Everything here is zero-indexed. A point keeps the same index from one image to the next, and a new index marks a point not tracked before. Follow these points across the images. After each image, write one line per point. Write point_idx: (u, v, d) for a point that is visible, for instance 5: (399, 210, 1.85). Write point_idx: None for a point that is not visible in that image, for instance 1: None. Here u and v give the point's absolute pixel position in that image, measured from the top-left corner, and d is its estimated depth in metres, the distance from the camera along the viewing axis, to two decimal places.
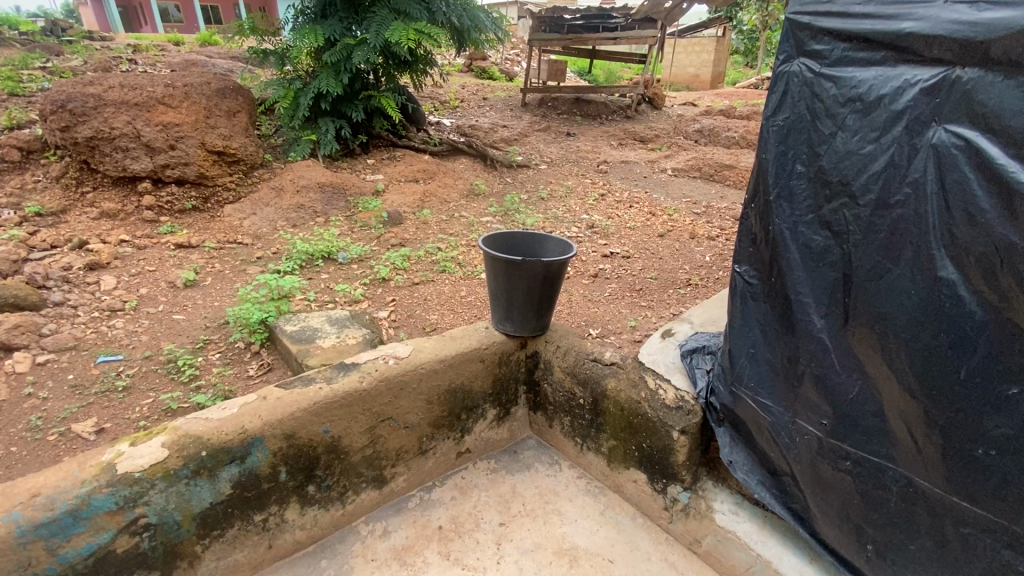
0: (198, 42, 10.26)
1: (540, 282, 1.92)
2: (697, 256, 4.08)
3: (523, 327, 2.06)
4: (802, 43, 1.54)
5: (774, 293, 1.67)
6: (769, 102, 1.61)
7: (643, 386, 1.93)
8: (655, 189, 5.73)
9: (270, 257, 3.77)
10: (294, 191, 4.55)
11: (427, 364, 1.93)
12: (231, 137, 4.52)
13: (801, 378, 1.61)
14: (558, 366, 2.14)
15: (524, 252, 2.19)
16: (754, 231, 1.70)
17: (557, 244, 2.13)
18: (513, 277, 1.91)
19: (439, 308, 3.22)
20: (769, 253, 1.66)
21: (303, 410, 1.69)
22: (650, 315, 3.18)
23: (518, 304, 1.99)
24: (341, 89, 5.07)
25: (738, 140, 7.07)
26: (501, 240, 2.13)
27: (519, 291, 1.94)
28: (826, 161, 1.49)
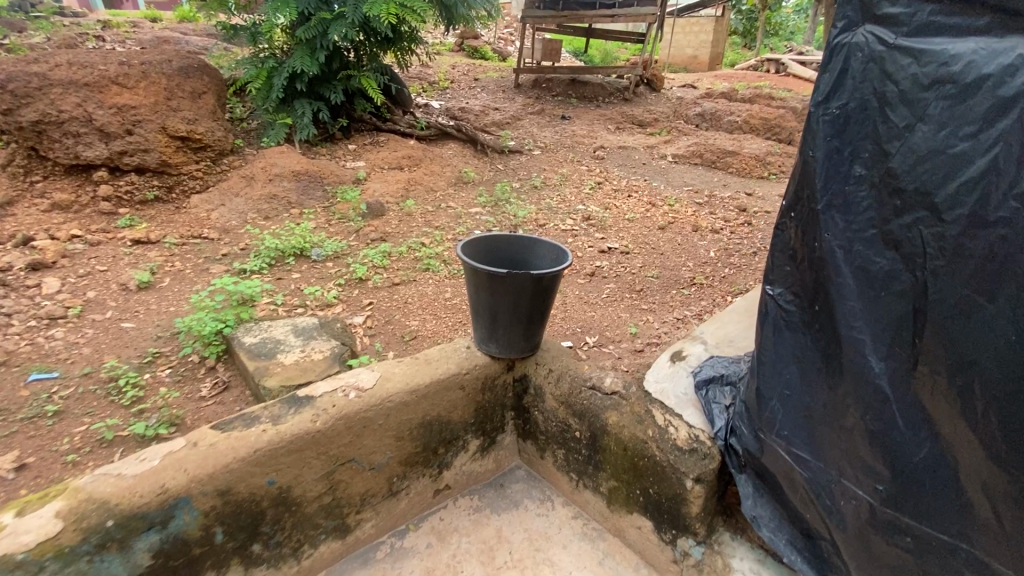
0: (176, 17, 9.77)
1: (531, 296, 1.63)
2: (700, 251, 3.80)
3: (510, 350, 1.76)
4: (871, 7, 1.26)
5: (816, 321, 1.41)
6: (822, 84, 1.34)
7: (651, 422, 1.68)
8: (655, 176, 5.42)
9: (237, 253, 3.45)
10: (267, 179, 4.21)
11: (396, 397, 1.67)
12: (196, 121, 4.16)
13: (851, 430, 1.35)
14: (549, 393, 1.89)
15: (511, 258, 1.90)
16: (793, 247, 1.45)
17: (550, 249, 1.84)
18: (498, 291, 1.62)
19: (421, 312, 2.93)
20: (812, 275, 1.41)
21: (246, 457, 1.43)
22: (652, 320, 2.91)
23: (504, 324, 1.69)
24: (317, 68, 4.70)
25: (741, 124, 6.77)
26: (483, 246, 1.85)
27: (505, 308, 1.64)
28: (898, 161, 1.23)
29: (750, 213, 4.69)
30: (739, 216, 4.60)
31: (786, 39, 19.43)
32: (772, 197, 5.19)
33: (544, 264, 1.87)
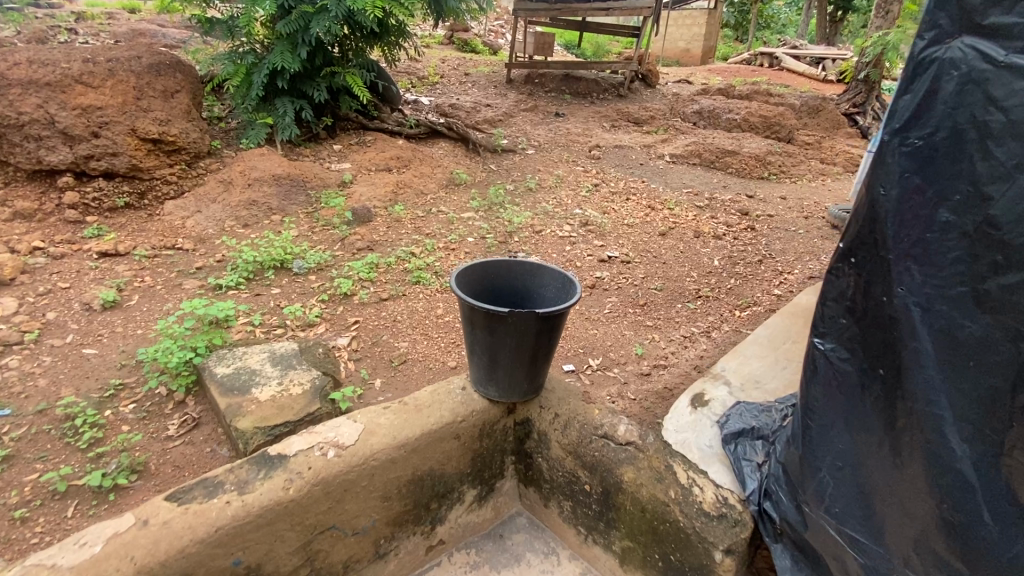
0: (154, 9, 9.39)
1: (535, 336, 1.44)
2: (703, 259, 3.63)
3: (511, 394, 1.56)
4: (974, 17, 1.08)
5: (879, 386, 1.29)
6: (907, 109, 1.18)
7: (674, 481, 1.55)
8: (653, 177, 5.24)
9: (213, 266, 3.22)
10: (246, 184, 3.96)
11: (380, 456, 1.51)
12: (169, 122, 3.88)
13: (920, 515, 1.24)
14: (555, 440, 1.73)
15: (510, 285, 1.72)
16: (852, 297, 1.32)
17: (555, 277, 1.66)
18: (497, 330, 1.43)
19: (411, 331, 2.73)
20: (872, 336, 1.29)
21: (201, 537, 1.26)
22: (658, 338, 2.73)
23: (504, 366, 1.49)
24: (298, 64, 4.44)
25: (740, 122, 6.59)
26: (480, 274, 1.66)
27: (505, 349, 1.45)
28: (998, 210, 1.09)
29: (752, 216, 4.53)
30: (741, 220, 4.43)
31: (778, 33, 19.29)
32: (774, 199, 5.03)
33: (549, 293, 1.68)
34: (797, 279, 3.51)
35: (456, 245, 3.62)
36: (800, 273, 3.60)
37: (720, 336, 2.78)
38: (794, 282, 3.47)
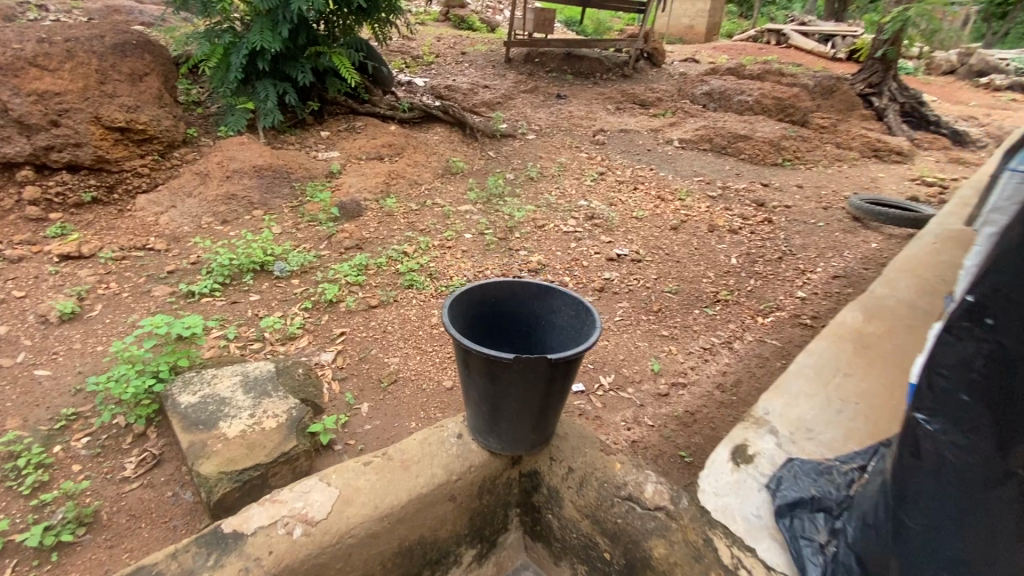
0: None
1: (546, 385, 1.19)
2: (720, 257, 3.36)
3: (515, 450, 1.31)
4: None
5: (1017, 485, 0.99)
6: None
7: (712, 558, 1.31)
8: (662, 164, 4.93)
9: (186, 269, 2.94)
10: (224, 176, 3.66)
11: (359, 530, 1.32)
12: (139, 108, 3.61)
13: None
14: (570, 499, 1.50)
15: (514, 309, 1.47)
16: (985, 369, 1.00)
17: (568, 302, 1.41)
18: (500, 378, 1.17)
19: (402, 344, 2.46)
20: (1011, 420, 0.98)
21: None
22: (675, 351, 2.48)
23: (507, 420, 1.24)
24: (280, 44, 4.09)
25: (752, 105, 6.25)
26: (478, 300, 1.41)
27: (508, 400, 1.20)
28: None
29: (769, 207, 4.24)
30: (757, 211, 4.15)
31: (785, 9, 18.67)
32: (790, 188, 4.74)
33: (561, 320, 1.43)
34: (821, 278, 3.24)
35: (452, 242, 3.33)
36: (823, 271, 3.33)
37: (743, 347, 2.53)
38: (818, 282, 3.20)
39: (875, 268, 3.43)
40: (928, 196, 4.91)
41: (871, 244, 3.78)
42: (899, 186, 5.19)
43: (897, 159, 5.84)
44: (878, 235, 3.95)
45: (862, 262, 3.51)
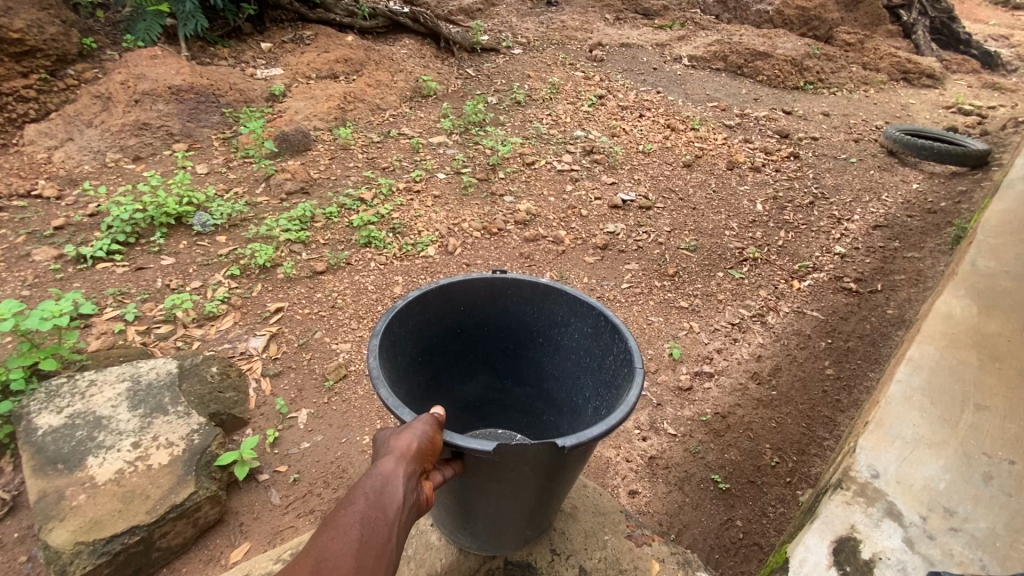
0: None
1: (537, 475, 1.03)
2: (744, 203, 2.82)
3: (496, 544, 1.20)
4: None
5: None
6: None
7: None
8: (670, 86, 4.22)
9: (80, 223, 2.32)
10: (131, 101, 2.91)
11: None
12: (11, 10, 2.92)
13: None
14: None
15: (506, 313, 1.39)
16: None
17: (579, 316, 1.31)
18: (474, 473, 1.02)
19: (356, 326, 1.95)
20: None
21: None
22: (697, 329, 2.01)
23: (484, 515, 1.11)
24: None
25: (772, 16, 5.45)
26: (462, 308, 1.34)
27: (492, 490, 1.05)
28: None
29: (794, 139, 3.64)
30: (780, 145, 3.56)
31: None
32: (815, 116, 4.10)
33: (570, 335, 1.35)
34: (861, 228, 2.74)
35: (422, 184, 2.71)
36: (862, 219, 2.82)
37: (779, 323, 2.06)
38: (858, 233, 2.70)
39: (920, 215, 2.93)
40: (965, 126, 4.33)
41: (912, 186, 3.26)
42: (933, 114, 4.58)
43: (929, 83, 5.17)
44: (917, 174, 3.42)
45: (904, 208, 3.01)
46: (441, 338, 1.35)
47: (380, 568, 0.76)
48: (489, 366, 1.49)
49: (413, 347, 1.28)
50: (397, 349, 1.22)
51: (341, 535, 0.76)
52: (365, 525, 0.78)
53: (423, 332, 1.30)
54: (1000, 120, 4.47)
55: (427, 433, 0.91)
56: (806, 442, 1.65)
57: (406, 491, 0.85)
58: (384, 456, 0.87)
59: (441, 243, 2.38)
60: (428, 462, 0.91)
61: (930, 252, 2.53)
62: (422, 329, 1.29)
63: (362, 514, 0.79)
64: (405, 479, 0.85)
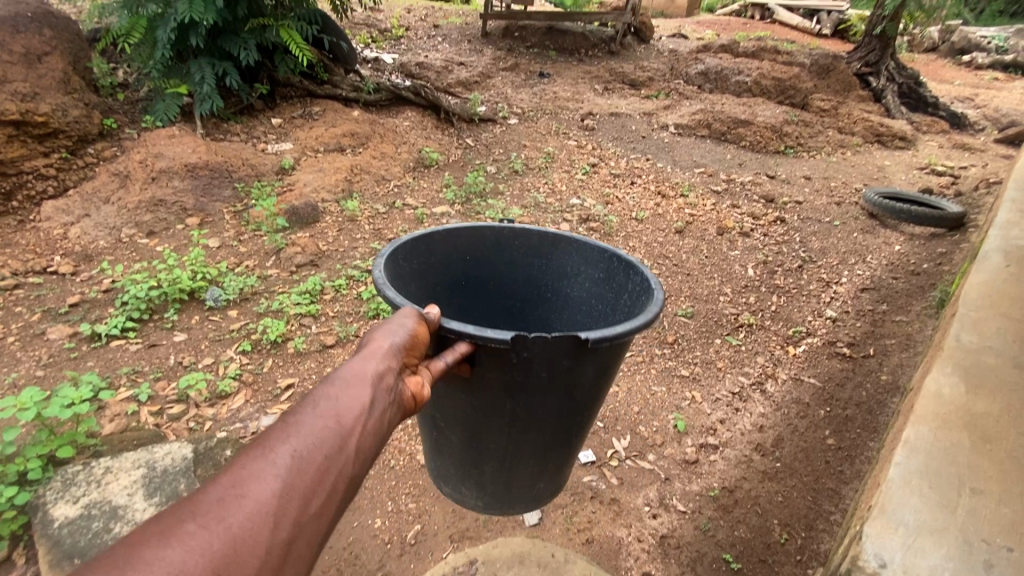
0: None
1: (547, 392, 1.15)
2: (735, 268, 2.94)
3: (510, 480, 1.34)
4: None
5: None
6: None
7: None
8: (659, 153, 4.46)
9: (94, 299, 2.39)
10: (148, 179, 3.05)
11: None
12: (37, 94, 3.04)
13: None
14: None
15: (521, 263, 1.52)
16: None
17: (591, 261, 1.45)
18: (496, 383, 1.13)
19: None
20: None
21: (159, 539, 0.57)
22: (699, 399, 2.09)
23: (504, 431, 1.23)
24: (213, 16, 3.36)
25: (751, 86, 5.83)
26: (481, 253, 1.48)
27: (514, 402, 1.16)
28: None
29: (779, 203, 3.82)
30: (766, 209, 3.73)
31: None
32: (797, 179, 4.33)
33: (578, 281, 1.48)
34: (849, 291, 2.85)
35: None
36: (850, 282, 2.94)
37: (778, 391, 2.14)
38: (847, 297, 2.81)
39: (904, 277, 3.05)
40: (939, 187, 4.57)
41: (894, 247, 3.42)
42: (908, 175, 4.84)
43: (901, 145, 5.48)
44: (898, 236, 3.59)
45: (888, 269, 3.14)
46: (455, 285, 1.48)
47: (333, 471, 0.72)
48: (497, 322, 1.62)
49: (431, 281, 1.40)
50: (414, 276, 1.34)
51: (294, 429, 0.73)
52: (340, 404, 0.78)
53: (440, 271, 1.43)
54: (972, 180, 4.72)
55: (399, 340, 0.91)
56: (813, 516, 1.67)
57: (374, 394, 0.82)
58: (361, 346, 0.88)
59: None
60: (405, 364, 0.91)
61: (918, 315, 2.63)
62: (442, 266, 1.43)
63: (315, 413, 0.76)
64: (383, 368, 0.86)
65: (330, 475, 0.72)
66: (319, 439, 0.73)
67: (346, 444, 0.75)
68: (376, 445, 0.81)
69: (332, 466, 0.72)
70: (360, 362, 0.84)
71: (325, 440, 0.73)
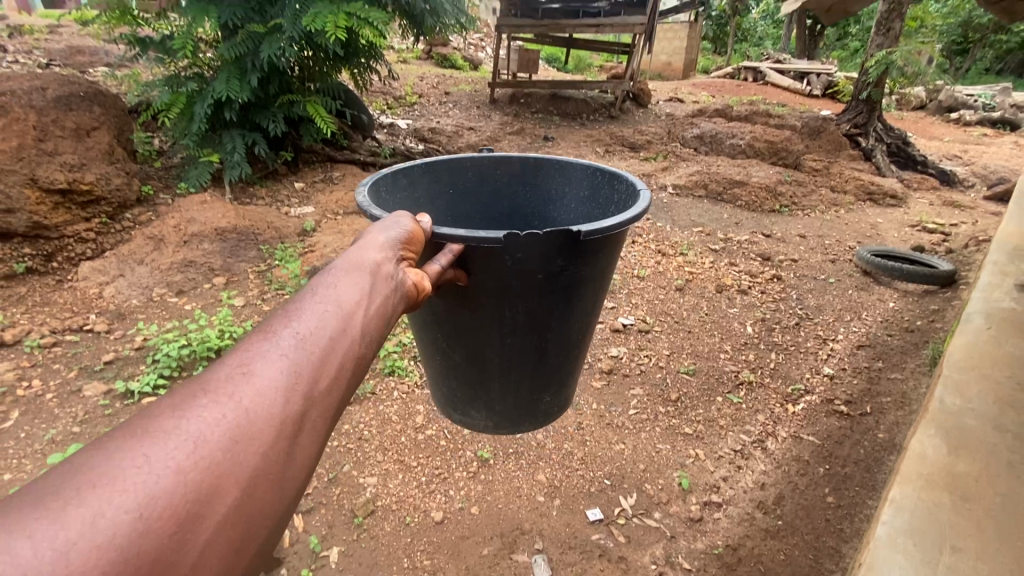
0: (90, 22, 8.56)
1: (540, 295, 1.31)
2: (734, 325, 3.06)
3: (517, 388, 1.53)
4: None
5: None
6: None
7: None
8: (658, 213, 4.69)
9: (127, 356, 2.54)
10: (181, 241, 3.27)
11: None
12: (84, 165, 3.25)
13: None
14: None
15: (515, 188, 1.80)
16: None
17: (576, 180, 1.72)
18: (496, 287, 1.28)
19: (382, 459, 2.11)
20: None
21: (179, 413, 0.69)
22: (703, 457, 2.18)
23: (507, 337, 1.39)
24: (248, 94, 3.67)
25: (745, 148, 6.15)
26: (479, 182, 1.76)
27: (514, 306, 1.32)
28: None
29: (776, 261, 3.98)
30: (763, 267, 3.89)
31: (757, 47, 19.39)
32: (793, 237, 4.51)
33: (560, 203, 1.77)
34: (845, 348, 2.96)
35: None
36: (846, 339, 3.06)
37: (778, 448, 2.23)
38: (844, 354, 2.91)
39: (899, 334, 3.17)
40: (931, 244, 4.74)
41: (888, 304, 3.55)
42: (900, 232, 5.02)
43: (893, 203, 5.70)
44: (892, 293, 3.73)
45: (883, 326, 3.26)
46: (455, 210, 1.76)
47: (337, 351, 0.85)
48: None
49: (433, 206, 1.69)
50: (415, 197, 1.62)
51: (297, 320, 0.85)
52: (327, 302, 0.90)
53: (440, 197, 1.71)
54: (963, 237, 4.88)
55: (388, 243, 1.05)
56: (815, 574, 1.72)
57: (369, 288, 0.96)
58: (340, 257, 1.00)
59: None
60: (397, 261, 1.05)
61: (912, 372, 2.72)
62: (446, 192, 1.71)
63: (316, 307, 0.89)
64: (362, 271, 0.98)
65: (335, 354, 0.85)
66: (312, 329, 0.85)
67: (336, 330, 0.87)
68: (369, 331, 0.93)
69: (326, 347, 0.84)
70: (343, 270, 0.97)
71: (318, 329, 0.85)
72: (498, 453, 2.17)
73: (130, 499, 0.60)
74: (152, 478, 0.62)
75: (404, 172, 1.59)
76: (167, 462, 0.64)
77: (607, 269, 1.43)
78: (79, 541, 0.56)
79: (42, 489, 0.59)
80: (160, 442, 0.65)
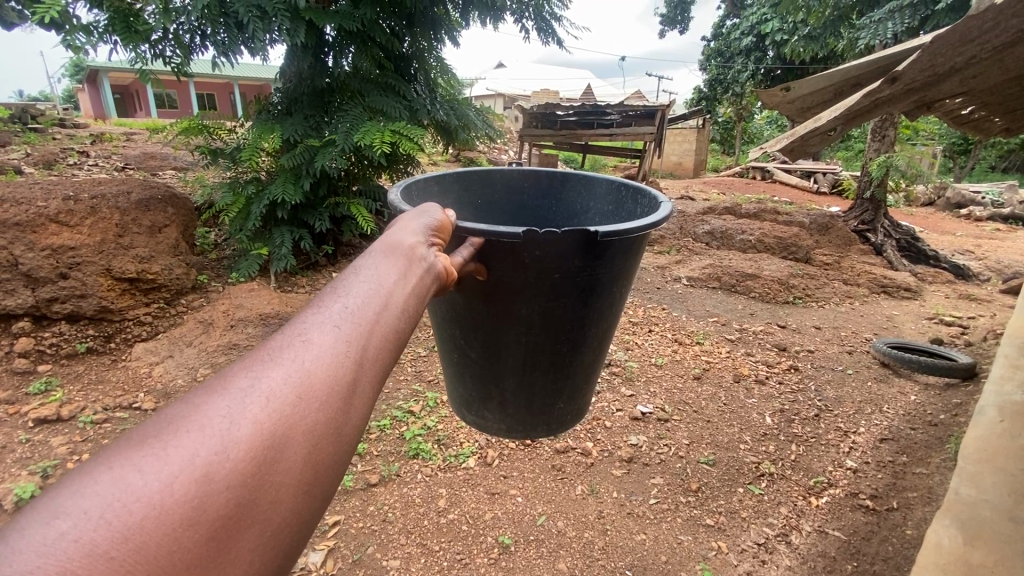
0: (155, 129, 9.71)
1: (557, 296, 1.29)
2: (753, 415, 3.09)
3: (530, 396, 1.50)
4: None
5: None
6: None
7: None
8: (673, 304, 4.87)
9: None
10: (228, 325, 3.53)
11: None
12: (152, 257, 3.63)
13: None
14: None
15: (540, 203, 1.84)
16: None
17: (601, 195, 1.73)
18: (512, 285, 1.26)
19: (405, 541, 2.16)
20: None
21: (251, 371, 0.72)
22: (725, 550, 2.20)
23: (520, 339, 1.37)
24: (299, 196, 4.14)
25: (755, 244, 6.46)
26: (504, 193, 1.80)
27: (529, 306, 1.30)
28: None
29: (791, 351, 4.05)
30: (780, 357, 3.95)
31: None
32: (808, 328, 4.60)
33: (587, 216, 1.78)
34: (867, 441, 2.95)
35: None
36: (868, 432, 3.05)
37: (802, 543, 2.24)
38: (866, 446, 2.90)
39: (922, 428, 3.14)
40: (950, 337, 4.76)
41: (910, 397, 3.55)
42: (918, 325, 5.07)
43: (908, 295, 5.79)
44: (913, 386, 3.74)
45: (906, 420, 3.24)
46: (483, 221, 1.76)
47: (387, 319, 0.86)
48: None
49: (463, 215, 1.69)
50: (445, 204, 1.62)
51: (349, 291, 0.87)
52: (377, 271, 0.93)
53: (468, 207, 1.72)
54: (982, 330, 4.89)
55: (429, 225, 1.08)
56: None
57: (414, 262, 0.98)
58: (380, 236, 1.02)
59: (480, 454, 2.62)
60: (437, 241, 1.08)
61: (937, 468, 2.68)
62: (473, 200, 1.74)
63: (367, 279, 0.91)
64: (404, 245, 0.99)
65: (386, 321, 0.85)
66: (364, 298, 0.87)
67: (386, 297, 0.88)
68: (418, 299, 0.94)
69: (378, 310, 0.85)
70: (390, 243, 0.99)
71: (369, 298, 0.87)
72: (518, 539, 2.20)
73: (216, 442, 0.63)
74: (230, 427, 0.65)
75: (436, 179, 1.60)
76: (245, 411, 0.67)
77: (627, 273, 1.41)
78: (175, 476, 0.59)
79: (139, 434, 0.63)
80: (235, 395, 0.68)
